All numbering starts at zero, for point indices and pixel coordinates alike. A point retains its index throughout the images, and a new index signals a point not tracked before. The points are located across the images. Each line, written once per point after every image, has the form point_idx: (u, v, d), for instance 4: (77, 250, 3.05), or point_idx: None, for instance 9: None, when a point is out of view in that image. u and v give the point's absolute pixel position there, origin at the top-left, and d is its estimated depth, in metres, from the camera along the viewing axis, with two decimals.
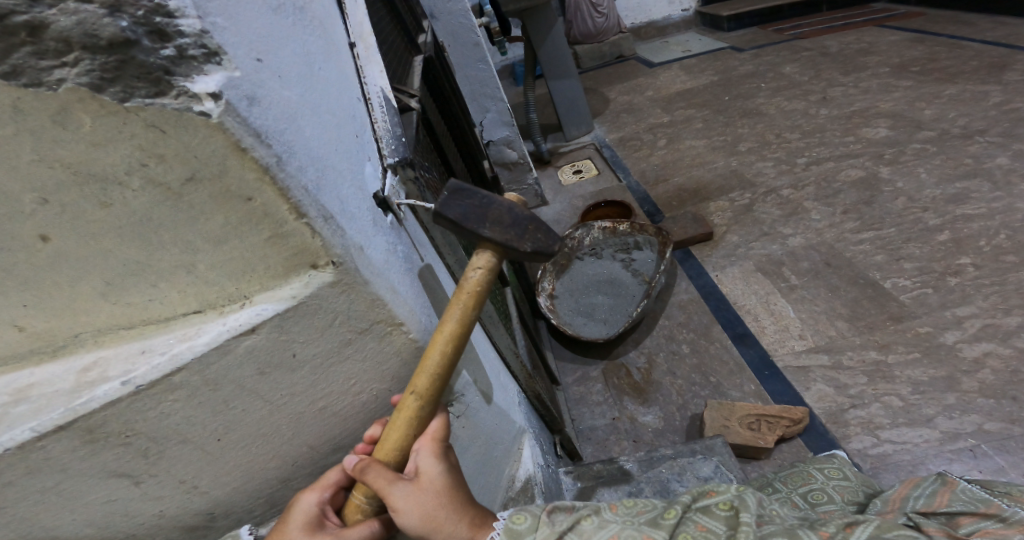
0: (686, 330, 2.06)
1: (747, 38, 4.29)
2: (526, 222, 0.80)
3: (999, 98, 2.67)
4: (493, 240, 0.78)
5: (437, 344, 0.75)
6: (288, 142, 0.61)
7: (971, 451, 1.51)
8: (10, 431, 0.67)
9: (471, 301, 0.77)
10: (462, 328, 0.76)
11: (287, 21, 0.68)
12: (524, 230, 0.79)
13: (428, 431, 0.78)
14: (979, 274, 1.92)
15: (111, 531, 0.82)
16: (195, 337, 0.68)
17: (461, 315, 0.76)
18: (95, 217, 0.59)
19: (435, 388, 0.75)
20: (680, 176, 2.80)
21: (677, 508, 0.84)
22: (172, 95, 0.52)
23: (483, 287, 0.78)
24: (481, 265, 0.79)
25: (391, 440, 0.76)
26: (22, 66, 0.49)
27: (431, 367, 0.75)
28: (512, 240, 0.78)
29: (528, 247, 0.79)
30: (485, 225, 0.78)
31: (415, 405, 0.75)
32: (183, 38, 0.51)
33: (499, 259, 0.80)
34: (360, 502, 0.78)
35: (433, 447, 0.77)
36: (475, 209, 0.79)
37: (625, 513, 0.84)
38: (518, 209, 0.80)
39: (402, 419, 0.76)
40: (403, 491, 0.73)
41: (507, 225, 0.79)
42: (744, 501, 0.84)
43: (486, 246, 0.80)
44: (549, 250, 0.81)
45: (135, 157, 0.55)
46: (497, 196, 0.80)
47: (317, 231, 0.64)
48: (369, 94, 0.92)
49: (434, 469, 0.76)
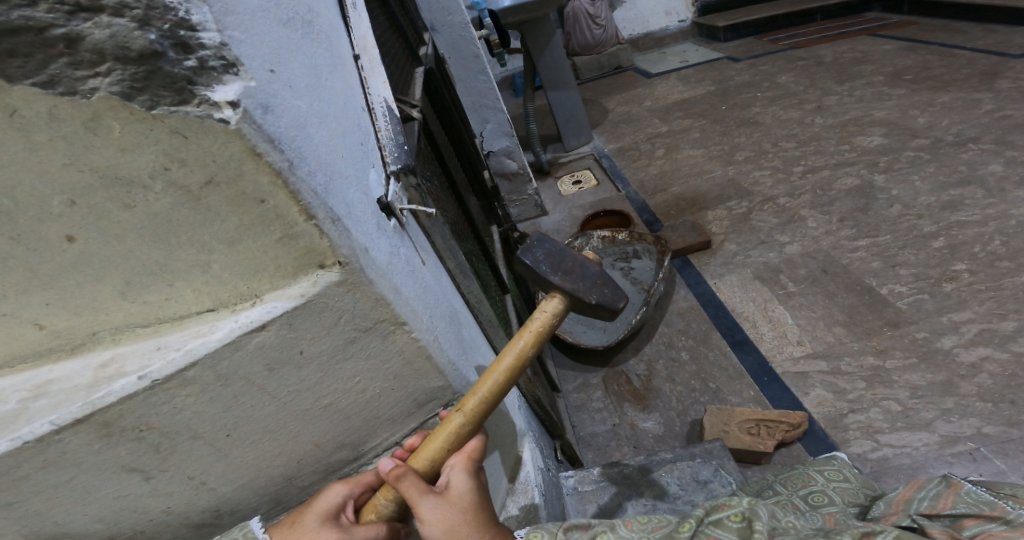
0: (686, 337, 2.08)
1: (744, 48, 4.35)
2: (595, 278, 0.85)
3: (992, 106, 2.71)
4: (562, 287, 0.83)
5: (493, 372, 0.79)
6: (299, 147, 0.65)
7: (970, 455, 1.53)
8: (30, 424, 0.70)
9: (532, 338, 0.80)
10: (518, 362, 0.79)
11: (297, 35, 0.72)
12: (592, 283, 0.84)
13: (464, 448, 0.81)
14: (974, 280, 1.95)
15: (120, 527, 0.85)
16: (208, 333, 0.72)
17: (518, 349, 0.79)
18: (118, 219, 0.63)
19: (481, 410, 0.78)
20: (679, 185, 2.83)
21: (692, 521, 0.87)
22: (194, 104, 0.56)
23: (547, 330, 0.82)
24: (549, 308, 0.83)
25: (427, 450, 0.79)
26: (59, 76, 0.53)
27: (481, 389, 0.78)
28: (580, 290, 0.83)
29: (592, 299, 0.83)
30: (557, 274, 0.84)
31: (459, 423, 0.78)
32: (204, 50, 0.56)
33: (567, 308, 0.85)
34: (381, 504, 0.81)
35: (466, 464, 0.80)
36: (551, 259, 0.86)
37: (640, 528, 0.86)
38: (587, 263, 0.86)
39: (442, 434, 0.79)
40: (431, 502, 0.75)
41: (577, 277, 0.84)
42: (755, 513, 0.87)
43: (557, 293, 0.85)
44: (614, 306, 0.85)
45: (159, 161, 0.59)
46: (571, 250, 0.87)
47: (325, 232, 0.68)
48: (372, 104, 0.96)
49: (464, 485, 0.78)
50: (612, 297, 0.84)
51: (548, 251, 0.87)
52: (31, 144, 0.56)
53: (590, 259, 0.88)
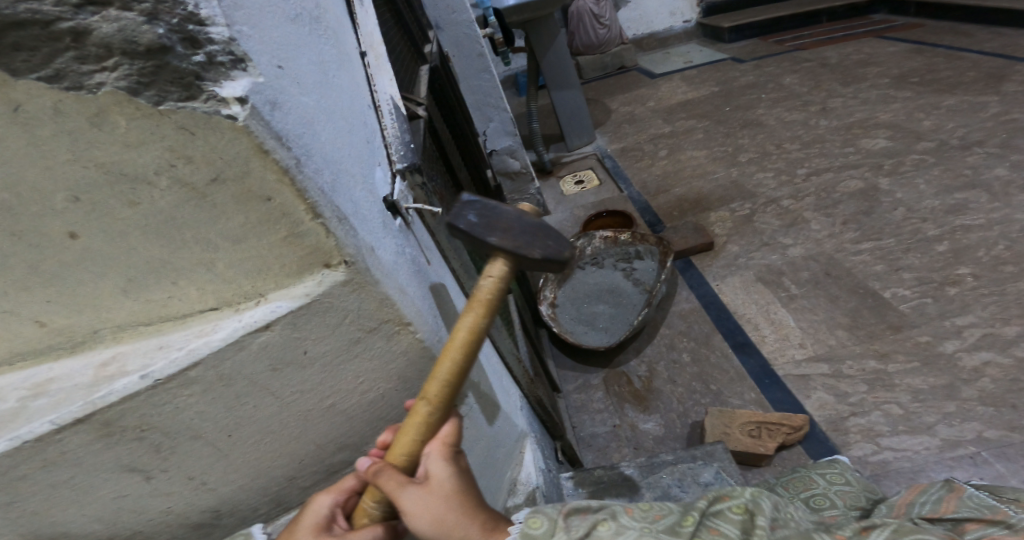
0: (687, 338, 2.08)
1: (748, 49, 4.34)
2: (533, 231, 0.83)
3: (997, 109, 2.71)
4: (502, 247, 0.81)
5: (448, 351, 0.77)
6: (306, 145, 0.64)
7: (971, 459, 1.52)
8: (29, 423, 0.69)
9: (482, 309, 0.79)
10: (473, 336, 0.78)
11: (305, 30, 0.71)
12: (531, 238, 0.82)
13: (439, 434, 0.80)
14: (978, 284, 1.94)
15: (119, 527, 0.84)
16: (212, 333, 0.71)
17: (470, 325, 0.78)
18: (123, 217, 0.62)
19: (445, 393, 0.77)
20: (681, 186, 2.83)
21: (694, 514, 0.82)
22: (202, 99, 0.55)
23: (496, 295, 0.81)
24: (495, 273, 0.82)
25: (401, 445, 0.78)
26: (65, 70, 0.52)
27: (441, 373, 0.77)
28: (521, 247, 0.80)
29: (537, 254, 0.81)
30: (493, 233, 0.81)
31: (425, 410, 0.77)
32: (213, 45, 0.55)
33: (514, 269, 0.83)
34: (369, 506, 0.80)
35: (442, 450, 0.79)
36: (485, 219, 0.83)
37: (642, 517, 0.82)
38: (526, 217, 0.83)
39: (412, 426, 0.78)
40: (411, 494, 0.74)
41: (515, 233, 0.82)
42: (758, 505, 0.84)
43: (499, 255, 0.83)
44: (561, 257, 0.82)
45: (164, 158, 0.58)
46: (507, 206, 0.84)
47: (331, 231, 0.67)
48: (379, 102, 0.96)
49: (442, 471, 0.77)
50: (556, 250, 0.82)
51: (482, 213, 0.84)
52: (35, 140, 0.55)
53: (527, 212, 0.85)
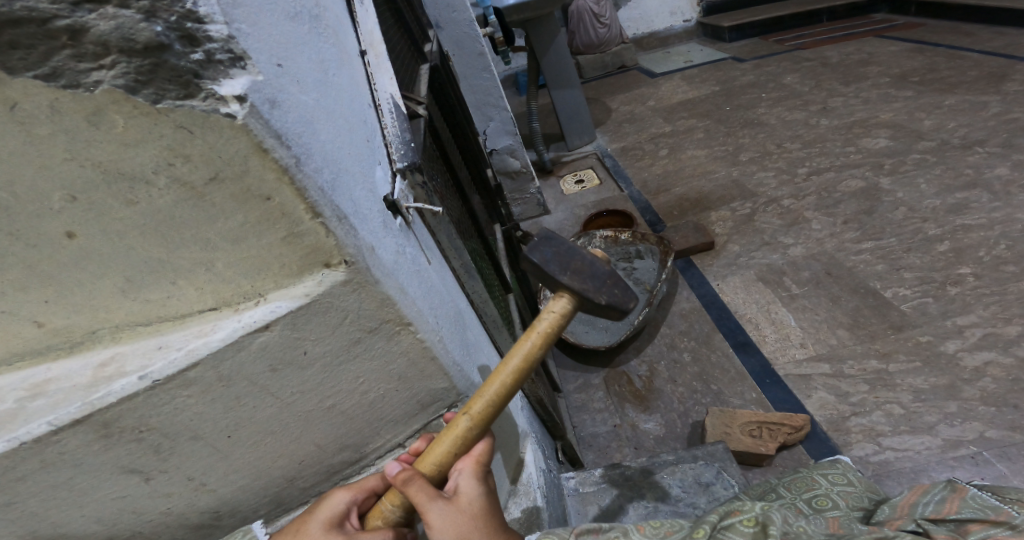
0: (688, 338, 2.07)
1: (748, 49, 4.34)
2: (605, 277, 0.82)
3: (998, 108, 2.70)
4: (572, 287, 0.80)
5: (500, 374, 0.77)
6: (306, 144, 0.63)
7: (973, 459, 1.52)
8: (27, 424, 0.68)
9: (540, 339, 0.77)
10: (527, 365, 0.77)
11: (304, 28, 0.71)
12: (601, 283, 0.82)
13: (472, 451, 0.80)
14: (979, 284, 1.94)
15: (118, 527, 0.84)
16: (211, 333, 0.70)
17: (525, 353, 0.77)
18: (121, 216, 0.62)
19: (488, 414, 0.77)
20: (682, 186, 2.82)
21: (705, 527, 0.86)
22: (200, 98, 0.55)
23: (555, 330, 0.79)
24: (557, 308, 0.80)
25: (435, 454, 0.78)
26: (62, 68, 0.52)
27: (489, 392, 0.76)
28: (589, 290, 0.80)
29: (602, 299, 0.80)
30: (565, 272, 0.81)
31: (466, 427, 0.77)
32: (210, 43, 0.54)
33: (576, 308, 0.82)
34: (387, 509, 0.79)
35: (475, 468, 0.78)
36: (559, 258, 0.83)
37: (652, 533, 0.87)
38: (599, 265, 0.83)
39: (449, 438, 0.77)
40: (440, 509, 0.73)
41: (587, 276, 0.81)
42: (769, 517, 0.85)
43: (563, 292, 0.82)
44: (624, 306, 0.82)
45: (162, 157, 0.57)
46: (580, 249, 0.84)
47: (331, 230, 0.66)
48: (379, 100, 0.95)
49: (473, 491, 0.76)
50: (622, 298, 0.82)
51: (556, 250, 0.84)
52: (31, 138, 0.55)
53: (599, 258, 0.85)
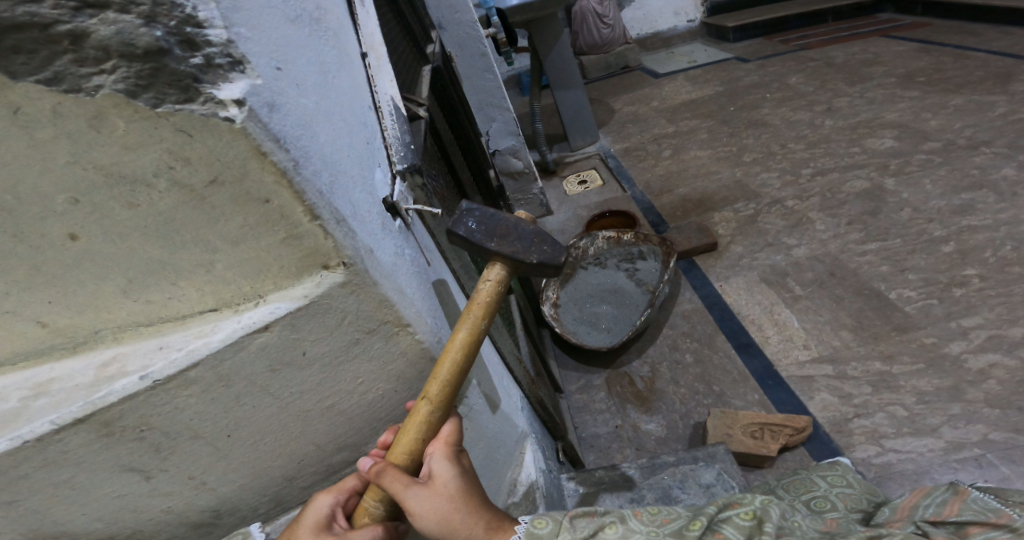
0: (690, 339, 2.07)
1: (753, 48, 4.33)
2: (532, 237, 0.88)
3: (1005, 108, 2.69)
4: (501, 252, 0.87)
5: (450, 352, 0.79)
6: (304, 146, 0.64)
7: (976, 461, 1.51)
8: (30, 423, 0.69)
9: (482, 309, 0.83)
10: (473, 337, 0.80)
11: (304, 31, 0.71)
12: (528, 243, 0.87)
13: (440, 434, 0.80)
14: (984, 285, 1.93)
15: (119, 526, 0.85)
16: (211, 333, 0.71)
17: (472, 325, 0.81)
18: (122, 218, 0.62)
19: (447, 393, 0.78)
20: (685, 187, 2.81)
21: (702, 519, 0.84)
22: (199, 102, 0.55)
23: (494, 297, 0.86)
24: (492, 276, 0.87)
25: (402, 444, 0.78)
26: (63, 73, 0.52)
27: (443, 373, 0.78)
28: (518, 252, 0.86)
29: (533, 258, 0.86)
30: (492, 240, 0.87)
31: (427, 411, 0.78)
32: (210, 47, 0.55)
33: (510, 271, 0.89)
34: (370, 506, 0.80)
35: (445, 449, 0.79)
36: (486, 228, 0.89)
37: (649, 521, 0.85)
38: (523, 224, 0.89)
39: (414, 425, 0.78)
40: (417, 495, 0.74)
41: (513, 239, 0.88)
42: (766, 512, 0.86)
43: (498, 260, 0.89)
44: (555, 261, 0.87)
45: (163, 160, 0.58)
46: (506, 214, 0.90)
47: (329, 232, 0.67)
48: (379, 103, 0.95)
49: (447, 472, 0.77)
50: (551, 254, 0.87)
51: (482, 219, 0.90)
52: (35, 142, 0.56)
53: (526, 220, 0.91)
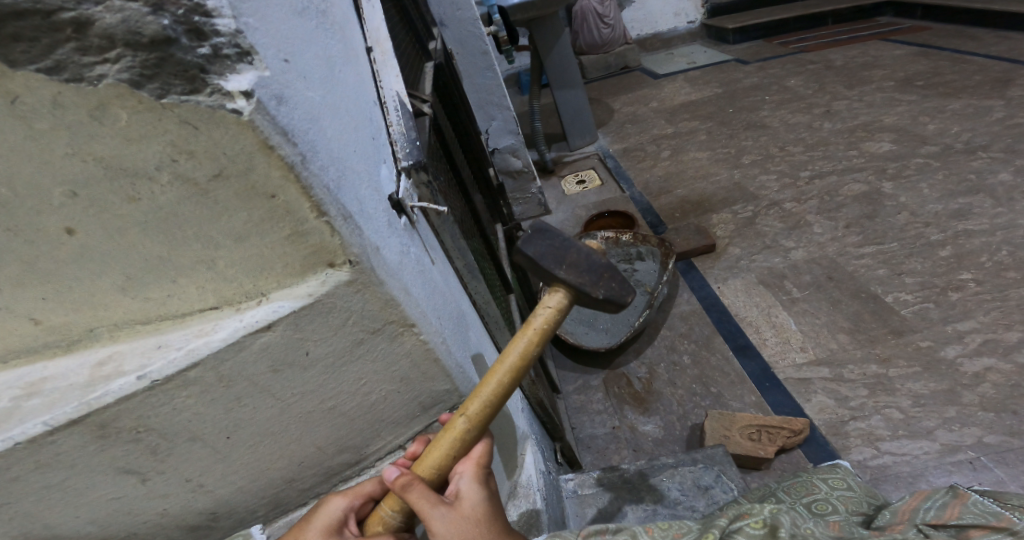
0: (687, 341, 2.06)
1: (752, 51, 4.33)
2: (602, 270, 0.79)
3: (1002, 113, 2.70)
4: (567, 281, 0.78)
5: (496, 372, 0.75)
6: (311, 141, 0.62)
7: (971, 464, 1.51)
8: (22, 424, 0.67)
9: (537, 337, 0.76)
10: (523, 363, 0.75)
11: (311, 23, 0.70)
12: (597, 277, 0.79)
13: (471, 454, 0.79)
14: (980, 289, 1.94)
15: (113, 529, 0.83)
16: (211, 333, 0.69)
17: (523, 349, 0.75)
18: (121, 212, 0.60)
19: (486, 414, 0.75)
20: (683, 188, 2.81)
21: (714, 531, 0.85)
22: (206, 93, 0.54)
23: (551, 326, 0.77)
24: (553, 303, 0.78)
25: (432, 457, 0.75)
26: (65, 61, 0.51)
27: (487, 393, 0.74)
28: (586, 284, 0.77)
29: (599, 294, 0.78)
30: (560, 266, 0.78)
31: (464, 429, 0.75)
32: (218, 37, 0.53)
33: (572, 301, 0.80)
34: (386, 514, 0.78)
35: (475, 471, 0.78)
36: (551, 251, 0.80)
37: (661, 535, 0.89)
38: (596, 256, 0.80)
39: (448, 440, 0.75)
40: (443, 515, 0.73)
41: (582, 268, 0.78)
42: (777, 520, 0.85)
43: (560, 286, 0.80)
44: (622, 301, 0.80)
45: (166, 153, 0.56)
46: (576, 240, 0.81)
47: (336, 230, 0.65)
48: (384, 98, 0.94)
49: (475, 496, 0.76)
50: (620, 293, 0.79)
51: (549, 240, 0.81)
52: (33, 133, 0.54)
53: (596, 248, 0.82)
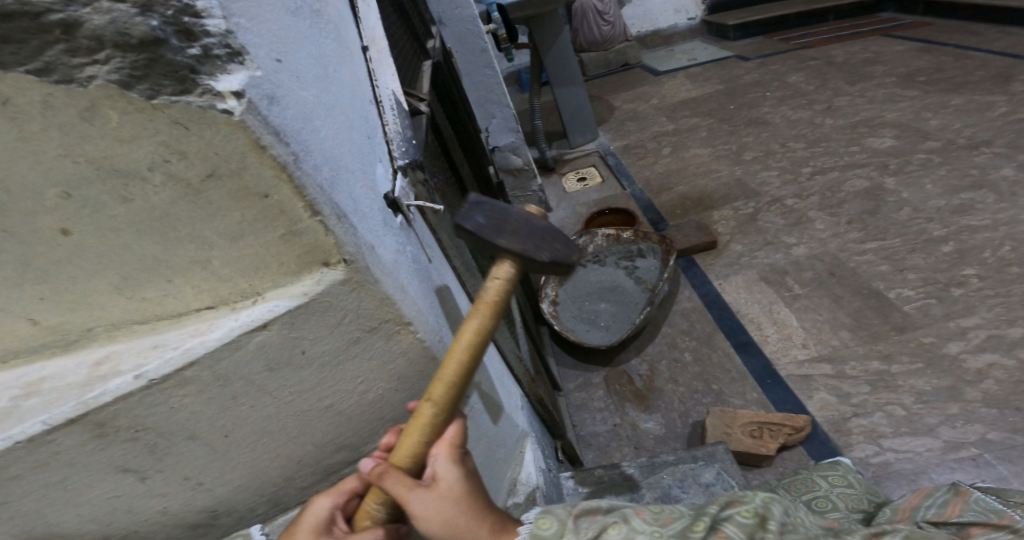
0: (688, 338, 2.06)
1: (753, 47, 4.32)
2: (543, 234, 0.83)
3: (1005, 108, 2.69)
4: (512, 250, 0.80)
5: (455, 353, 0.76)
6: (305, 141, 0.62)
7: (973, 461, 1.51)
8: (20, 424, 0.68)
9: (490, 311, 0.78)
10: (480, 337, 0.77)
11: (305, 23, 0.70)
12: (539, 240, 0.82)
13: (445, 435, 0.78)
14: (983, 285, 1.93)
15: (113, 527, 0.83)
16: (207, 332, 0.69)
17: (478, 325, 0.77)
18: (115, 213, 0.61)
19: (451, 395, 0.76)
20: (685, 185, 2.80)
21: (705, 519, 0.81)
22: (197, 94, 0.54)
23: (501, 298, 0.80)
24: (501, 274, 0.81)
25: (404, 446, 0.76)
26: (55, 63, 0.51)
27: (447, 375, 0.75)
28: (529, 250, 0.81)
29: (545, 257, 0.81)
30: (502, 235, 0.82)
31: (430, 413, 0.76)
32: (209, 38, 0.53)
33: (520, 271, 0.83)
34: (371, 508, 0.78)
35: (450, 451, 0.76)
36: (493, 221, 0.83)
37: (652, 520, 0.82)
38: (533, 219, 0.84)
39: (416, 427, 0.76)
40: (420, 498, 0.72)
41: (524, 235, 0.82)
42: (768, 510, 0.83)
43: (506, 257, 0.82)
44: (568, 261, 0.83)
45: (158, 153, 0.56)
46: (514, 207, 0.85)
47: (330, 229, 0.65)
48: (380, 97, 0.94)
49: (451, 474, 0.75)
50: (564, 253, 0.82)
51: (488, 213, 0.84)
52: (26, 134, 0.54)
53: (533, 213, 0.86)
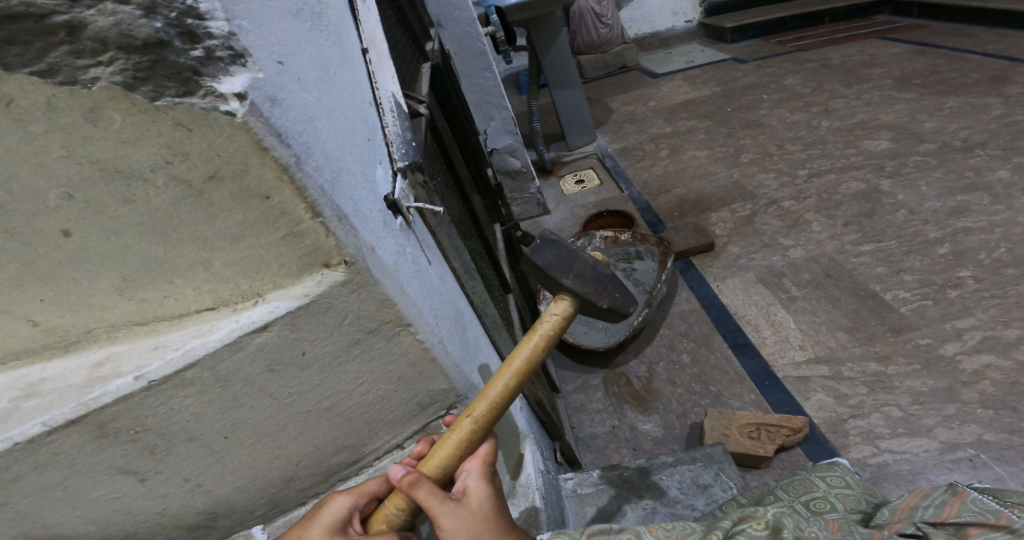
0: (687, 340, 2.07)
1: (750, 49, 4.33)
2: (605, 280, 0.87)
3: (1000, 111, 2.70)
4: (574, 291, 0.85)
5: (504, 375, 0.78)
6: (306, 142, 0.63)
7: (970, 461, 1.51)
8: (21, 424, 0.68)
9: (545, 341, 0.81)
10: (531, 365, 0.79)
11: (306, 25, 0.70)
12: (602, 286, 0.86)
13: (478, 452, 0.81)
14: (979, 287, 1.94)
15: (113, 528, 0.83)
16: (208, 333, 0.69)
17: (532, 354, 0.79)
18: (116, 214, 0.61)
19: (493, 414, 0.77)
20: (682, 187, 2.81)
21: (716, 533, 0.90)
22: (199, 95, 0.54)
23: (556, 331, 0.83)
24: (558, 310, 0.84)
25: (439, 456, 0.77)
26: (59, 64, 0.51)
27: (493, 393, 0.77)
28: (590, 294, 0.85)
29: (603, 303, 0.86)
30: (568, 276, 0.86)
31: (470, 428, 0.77)
32: (211, 40, 0.53)
33: (576, 308, 0.87)
34: (391, 513, 0.79)
35: (481, 469, 0.80)
36: (561, 261, 0.87)
37: (666, 534, 0.93)
38: (599, 266, 0.87)
39: (454, 438, 0.77)
40: (452, 512, 0.73)
41: (588, 279, 0.86)
42: (780, 522, 0.89)
43: (565, 294, 0.86)
44: (624, 309, 0.88)
45: (160, 154, 0.57)
46: (581, 251, 0.88)
47: (331, 230, 0.66)
48: (380, 99, 0.94)
49: (482, 492, 0.77)
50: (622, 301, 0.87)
51: (557, 252, 0.88)
52: (28, 135, 0.54)
53: (598, 258, 0.90)
